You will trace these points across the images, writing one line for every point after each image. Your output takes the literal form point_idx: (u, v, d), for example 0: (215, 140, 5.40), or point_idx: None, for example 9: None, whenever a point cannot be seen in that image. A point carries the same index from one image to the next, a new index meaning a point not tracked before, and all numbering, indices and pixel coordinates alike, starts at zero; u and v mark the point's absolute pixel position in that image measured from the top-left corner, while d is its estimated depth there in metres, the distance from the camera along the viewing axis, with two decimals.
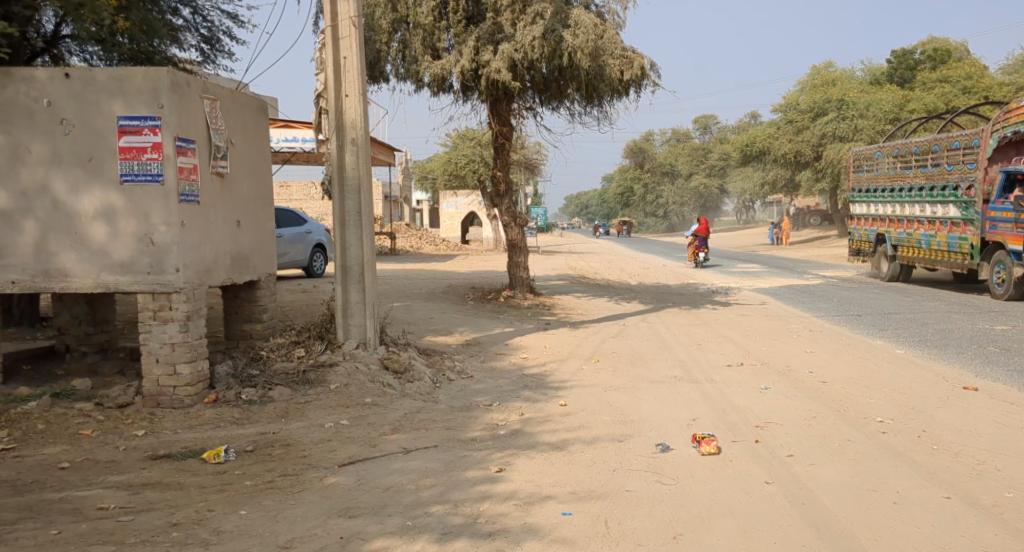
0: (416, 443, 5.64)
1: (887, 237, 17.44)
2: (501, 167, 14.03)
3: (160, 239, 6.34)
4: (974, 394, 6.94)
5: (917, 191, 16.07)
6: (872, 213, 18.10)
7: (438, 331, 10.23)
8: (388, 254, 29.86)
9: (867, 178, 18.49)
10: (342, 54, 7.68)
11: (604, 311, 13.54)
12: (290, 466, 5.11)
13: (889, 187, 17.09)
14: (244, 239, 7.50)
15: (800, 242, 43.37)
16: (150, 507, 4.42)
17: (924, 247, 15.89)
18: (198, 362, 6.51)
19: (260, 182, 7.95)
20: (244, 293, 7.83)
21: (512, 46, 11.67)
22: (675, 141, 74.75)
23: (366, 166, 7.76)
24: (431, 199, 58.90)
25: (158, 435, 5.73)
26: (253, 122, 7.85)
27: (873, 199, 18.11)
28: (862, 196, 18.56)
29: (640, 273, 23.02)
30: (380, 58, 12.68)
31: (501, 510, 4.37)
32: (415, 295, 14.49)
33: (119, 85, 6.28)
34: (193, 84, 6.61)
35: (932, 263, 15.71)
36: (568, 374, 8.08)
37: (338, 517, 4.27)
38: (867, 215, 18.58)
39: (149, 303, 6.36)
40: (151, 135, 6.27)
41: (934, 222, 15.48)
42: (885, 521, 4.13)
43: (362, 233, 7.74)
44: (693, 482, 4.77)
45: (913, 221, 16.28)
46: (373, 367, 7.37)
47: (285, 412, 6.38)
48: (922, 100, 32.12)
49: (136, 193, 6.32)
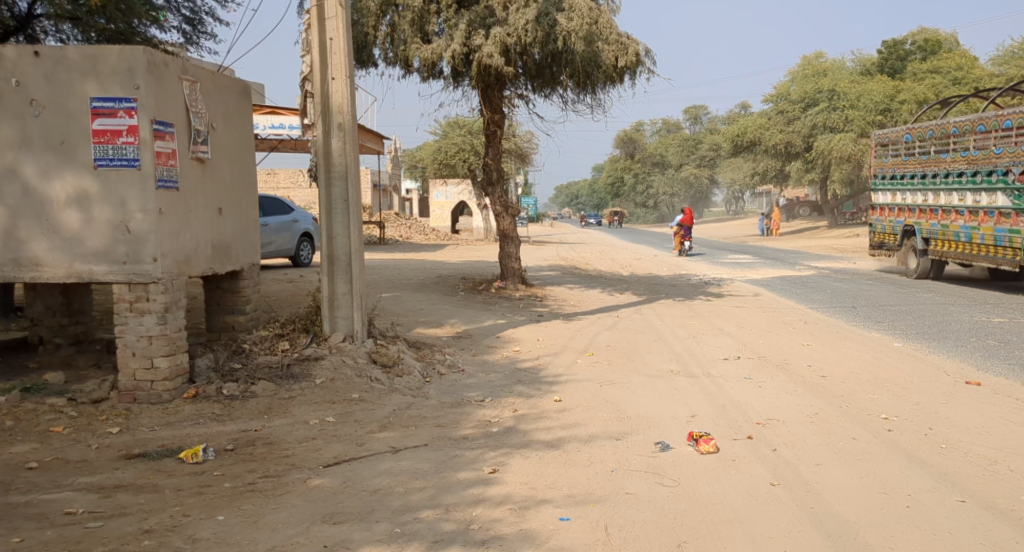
0: (405, 442, 5.39)
1: (919, 229, 15.51)
2: (492, 156, 13.72)
3: (136, 227, 6.03)
4: (978, 389, 6.78)
5: (955, 177, 14.04)
6: (899, 202, 16.16)
7: (428, 323, 9.97)
8: (377, 243, 29.53)
9: (890, 163, 16.70)
10: (329, 35, 7.37)
11: (597, 302, 13.31)
12: (272, 467, 4.85)
13: (920, 172, 15.08)
14: (226, 228, 7.20)
15: (790, 233, 43.31)
16: (121, 512, 4.15)
17: (964, 241, 14.02)
18: (177, 355, 6.22)
19: (243, 168, 7.65)
20: (226, 283, 7.54)
21: (505, 30, 11.41)
22: (666, 132, 74.53)
23: (353, 152, 7.47)
24: (420, 188, 58.41)
25: (133, 433, 5.45)
26: (236, 106, 7.54)
27: (898, 187, 16.21)
28: (885, 183, 16.71)
29: (631, 264, 22.81)
30: (368, 42, 12.38)
31: (495, 516, 4.13)
32: (404, 285, 14.22)
33: (93, 65, 5.97)
34: (171, 65, 6.30)
35: (974, 259, 13.85)
36: (562, 369, 7.85)
37: (322, 523, 4.02)
38: (891, 204, 16.70)
39: (125, 294, 6.06)
40: (126, 118, 5.96)
41: (978, 212, 13.52)
42: (901, 528, 3.91)
43: (349, 222, 7.46)
44: (697, 484, 4.55)
45: (950, 211, 14.34)
46: (361, 361, 7.11)
47: (269, 407, 6.12)
48: (914, 91, 32.14)
49: (111, 178, 6.01)
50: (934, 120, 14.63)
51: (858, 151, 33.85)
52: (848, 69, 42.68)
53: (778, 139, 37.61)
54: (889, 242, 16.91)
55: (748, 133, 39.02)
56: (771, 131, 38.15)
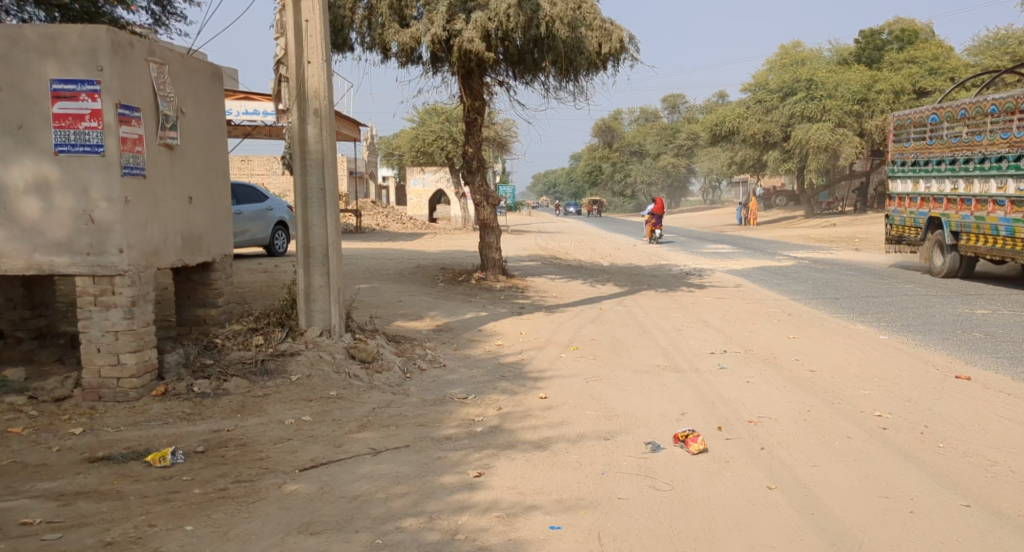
0: (386, 443, 5.17)
1: (945, 222, 13.97)
2: (472, 144, 13.44)
3: (100, 216, 5.71)
4: (968, 384, 6.70)
5: (992, 164, 12.54)
6: (921, 191, 14.65)
7: (408, 316, 9.73)
8: (354, 232, 29.12)
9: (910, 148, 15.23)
10: (304, 17, 7.06)
11: (579, 293, 13.13)
12: (245, 471, 4.59)
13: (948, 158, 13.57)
14: (197, 218, 6.89)
15: (767, 223, 43.50)
16: (81, 522, 3.88)
17: (1001, 236, 12.47)
18: (145, 351, 5.92)
19: (214, 155, 7.32)
20: (197, 275, 7.23)
21: (486, 14, 11.14)
22: (644, 121, 74.47)
23: (330, 140, 7.19)
24: (397, 176, 57.82)
25: (97, 434, 5.16)
26: (207, 90, 7.21)
27: (919, 175, 14.72)
28: (904, 170, 15.21)
29: (611, 254, 22.67)
30: (345, 25, 12.02)
31: (482, 524, 3.92)
32: (382, 276, 13.93)
33: (53, 45, 5.62)
34: (137, 46, 5.96)
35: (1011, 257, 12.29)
36: (547, 364, 7.66)
37: (298, 534, 3.78)
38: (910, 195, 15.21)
39: (89, 287, 5.73)
40: (89, 101, 5.62)
41: (1017, 203, 12.01)
42: (906, 534, 3.76)
43: (326, 212, 7.18)
44: (691, 488, 4.37)
45: (984, 202, 12.83)
46: (338, 356, 6.86)
47: (242, 406, 5.85)
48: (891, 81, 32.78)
49: (72, 165, 5.67)
50: (965, 99, 13.15)
51: (836, 140, 33.99)
52: (825, 59, 42.81)
53: (757, 128, 37.64)
54: (908, 236, 15.42)
55: (727, 122, 38.99)
56: (750, 120, 38.18)
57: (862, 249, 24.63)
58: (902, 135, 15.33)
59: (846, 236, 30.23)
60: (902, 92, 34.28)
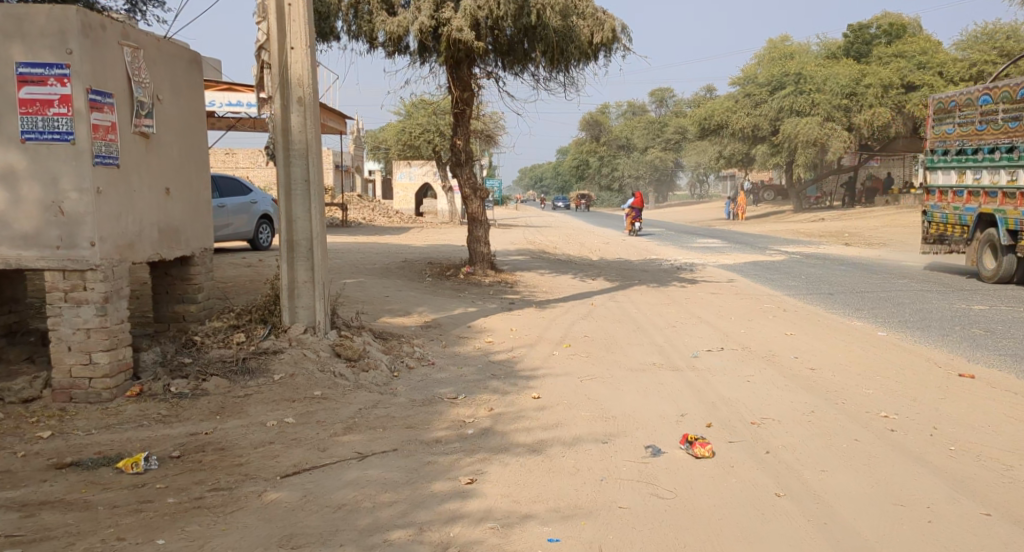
0: (373, 447, 4.92)
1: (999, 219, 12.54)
2: (460, 136, 13.17)
3: (70, 208, 5.40)
4: (973, 384, 6.56)
5: None
6: (969, 183, 13.29)
7: (396, 312, 9.46)
8: (340, 226, 28.74)
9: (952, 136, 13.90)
10: (286, 1, 6.77)
11: (570, 288, 12.89)
12: (223, 478, 4.33)
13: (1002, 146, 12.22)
14: (174, 210, 6.58)
15: (755, 217, 43.47)
16: (44, 536, 3.60)
17: None
18: (119, 350, 5.62)
19: (193, 145, 7.01)
20: (176, 269, 6.92)
21: (475, 3, 10.86)
22: (631, 115, 74.21)
23: (315, 129, 6.91)
24: (383, 169, 57.26)
25: (66, 438, 4.86)
26: (186, 77, 6.90)
27: (965, 165, 13.39)
28: (946, 161, 13.88)
29: (600, 248, 22.45)
30: (330, 13, 11.66)
31: (476, 537, 3.69)
32: (368, 270, 13.64)
33: (18, 26, 5.29)
34: (110, 28, 5.66)
35: None
36: (539, 363, 7.43)
37: (279, 548, 3.53)
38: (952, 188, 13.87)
39: (59, 282, 5.43)
40: (58, 86, 5.31)
41: None
42: (926, 546, 3.60)
43: (311, 205, 6.90)
44: (695, 498, 4.15)
45: None
46: (323, 355, 6.59)
47: (222, 407, 5.58)
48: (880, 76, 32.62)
49: (40, 154, 5.36)
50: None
51: (824, 135, 33.91)
52: (813, 53, 42.68)
53: (745, 122, 37.48)
54: (951, 234, 13.95)
55: (715, 116, 38.81)
56: (738, 114, 38.02)
57: (852, 244, 24.57)
58: (942, 121, 14.03)
59: (835, 231, 30.18)
60: (890, 86, 34.00)
